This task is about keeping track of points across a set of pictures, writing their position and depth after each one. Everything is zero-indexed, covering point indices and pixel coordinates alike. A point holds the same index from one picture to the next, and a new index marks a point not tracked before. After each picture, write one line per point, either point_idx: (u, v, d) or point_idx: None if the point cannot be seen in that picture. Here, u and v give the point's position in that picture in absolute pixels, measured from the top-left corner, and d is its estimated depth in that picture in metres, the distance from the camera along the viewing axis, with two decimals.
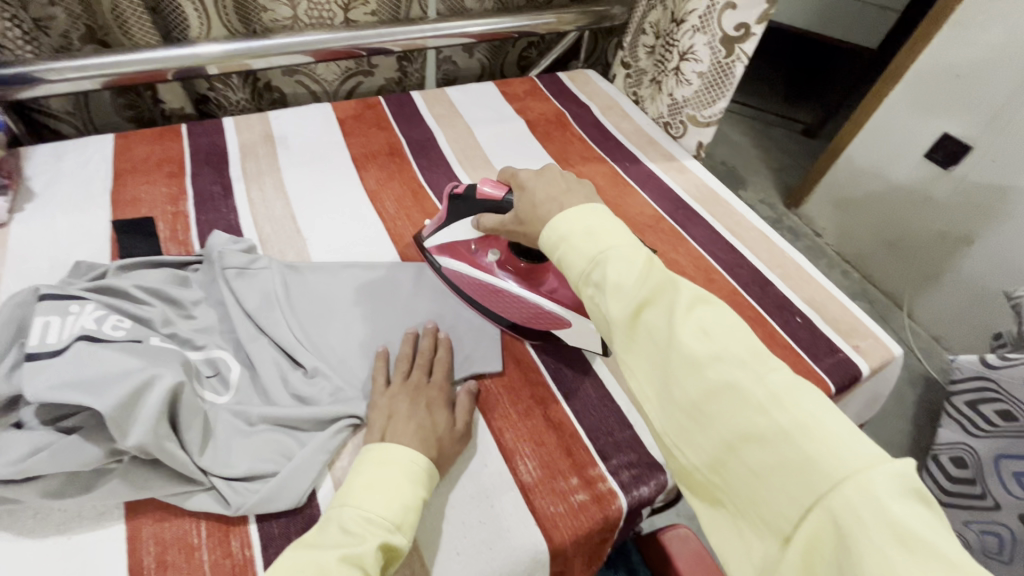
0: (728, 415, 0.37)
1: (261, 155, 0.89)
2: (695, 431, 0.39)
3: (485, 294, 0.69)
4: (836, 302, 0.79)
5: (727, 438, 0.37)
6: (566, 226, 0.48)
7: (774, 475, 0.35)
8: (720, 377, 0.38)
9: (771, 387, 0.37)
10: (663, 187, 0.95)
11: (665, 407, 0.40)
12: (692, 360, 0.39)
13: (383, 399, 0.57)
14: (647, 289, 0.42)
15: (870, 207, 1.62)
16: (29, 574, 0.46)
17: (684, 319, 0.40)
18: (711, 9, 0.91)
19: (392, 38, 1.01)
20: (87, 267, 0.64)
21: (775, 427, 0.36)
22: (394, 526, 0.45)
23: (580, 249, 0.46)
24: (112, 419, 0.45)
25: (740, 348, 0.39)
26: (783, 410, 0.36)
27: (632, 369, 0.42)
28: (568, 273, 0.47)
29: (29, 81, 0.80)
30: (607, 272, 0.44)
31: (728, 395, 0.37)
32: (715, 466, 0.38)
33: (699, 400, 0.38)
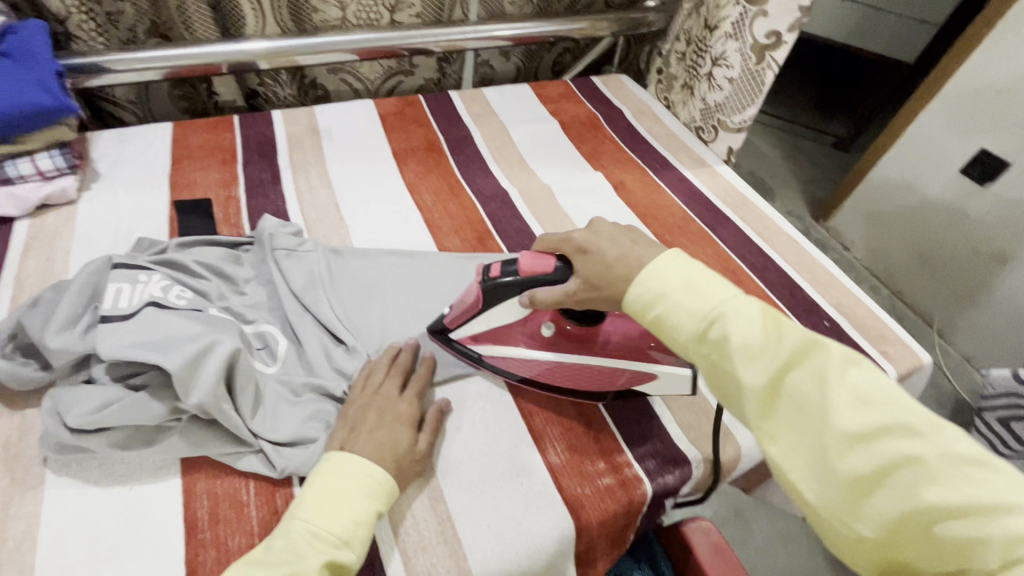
0: (909, 489, 0.36)
1: (307, 146, 0.93)
2: (870, 508, 0.37)
3: (546, 374, 0.62)
4: (865, 309, 0.80)
5: (912, 516, 0.36)
6: (664, 280, 0.48)
7: (973, 552, 0.35)
8: (894, 450, 0.37)
9: (951, 455, 0.36)
10: (693, 190, 0.96)
11: (825, 482, 0.39)
12: (853, 432, 0.38)
13: (351, 411, 0.55)
14: (783, 351, 0.42)
15: (902, 221, 1.60)
16: (95, 518, 0.50)
17: (838, 388, 0.40)
18: (744, 16, 0.93)
19: (434, 39, 1.05)
20: (149, 243, 0.69)
21: (970, 503, 0.35)
22: (341, 544, 0.45)
23: (689, 307, 0.46)
24: (178, 376, 0.49)
25: (906, 415, 0.38)
26: (968, 482, 0.36)
27: (783, 438, 0.41)
28: (677, 332, 0.46)
29: (98, 70, 0.85)
30: (729, 331, 0.43)
31: (904, 467, 0.37)
32: (893, 541, 0.37)
33: (869, 476, 0.37)
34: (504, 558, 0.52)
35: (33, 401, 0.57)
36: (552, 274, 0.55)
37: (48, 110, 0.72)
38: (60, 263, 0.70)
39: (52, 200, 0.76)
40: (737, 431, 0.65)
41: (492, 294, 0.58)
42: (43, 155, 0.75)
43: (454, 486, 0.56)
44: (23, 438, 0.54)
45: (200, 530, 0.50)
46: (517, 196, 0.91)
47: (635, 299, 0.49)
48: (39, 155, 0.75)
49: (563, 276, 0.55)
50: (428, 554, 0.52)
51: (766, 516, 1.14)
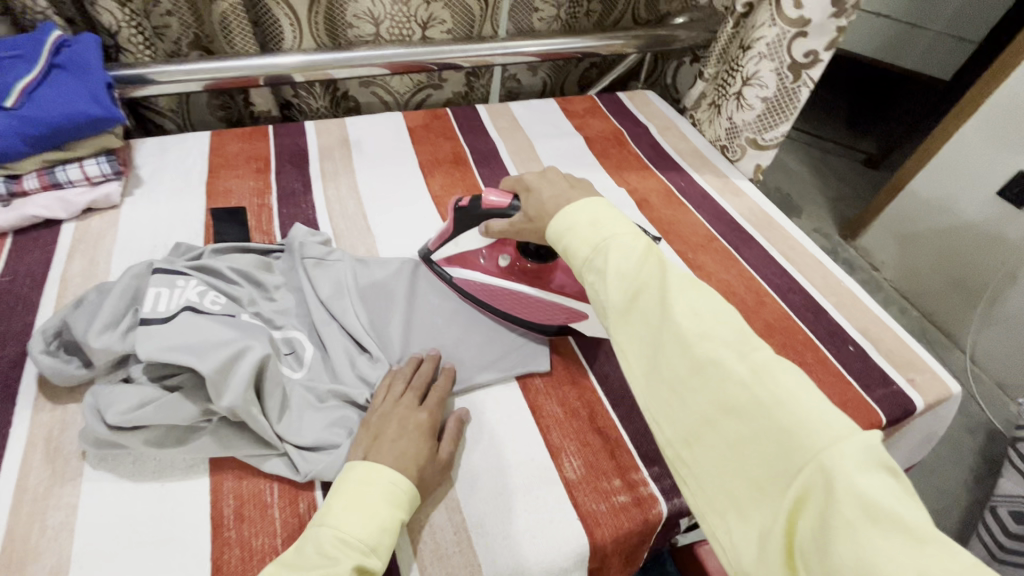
0: (713, 390, 0.42)
1: (338, 157, 0.96)
2: (681, 401, 0.44)
3: (499, 298, 0.72)
4: (892, 334, 0.79)
5: (709, 410, 0.42)
6: (572, 218, 0.54)
7: (752, 444, 0.40)
8: (707, 354, 0.43)
9: (752, 363, 0.42)
10: (717, 208, 0.96)
11: (652, 381, 0.45)
12: (681, 339, 0.44)
13: (374, 417, 0.57)
14: (645, 276, 0.48)
15: (934, 243, 1.57)
16: (127, 512, 0.52)
17: (676, 302, 0.45)
18: (781, 37, 0.93)
19: (464, 54, 1.07)
20: (186, 248, 0.72)
21: (755, 399, 0.40)
22: (369, 549, 0.46)
23: (585, 236, 0.52)
24: (211, 379, 0.51)
25: (725, 329, 0.44)
26: (758, 383, 0.41)
27: (626, 346, 0.48)
28: (573, 261, 0.53)
29: (143, 82, 0.89)
30: (608, 258, 0.49)
31: (713, 370, 0.42)
32: (698, 433, 0.43)
33: (684, 376, 0.44)
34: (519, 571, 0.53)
35: (74, 396, 0.60)
36: (506, 209, 0.64)
37: (97, 119, 0.76)
38: (102, 265, 0.73)
39: (97, 204, 0.80)
40: None
41: (462, 220, 0.69)
42: (91, 162, 0.79)
43: (471, 497, 0.57)
44: (64, 432, 0.57)
45: (226, 528, 0.52)
46: None
47: (552, 232, 0.55)
48: (87, 162, 0.79)
49: (512, 209, 0.64)
50: (444, 561, 0.53)
51: None
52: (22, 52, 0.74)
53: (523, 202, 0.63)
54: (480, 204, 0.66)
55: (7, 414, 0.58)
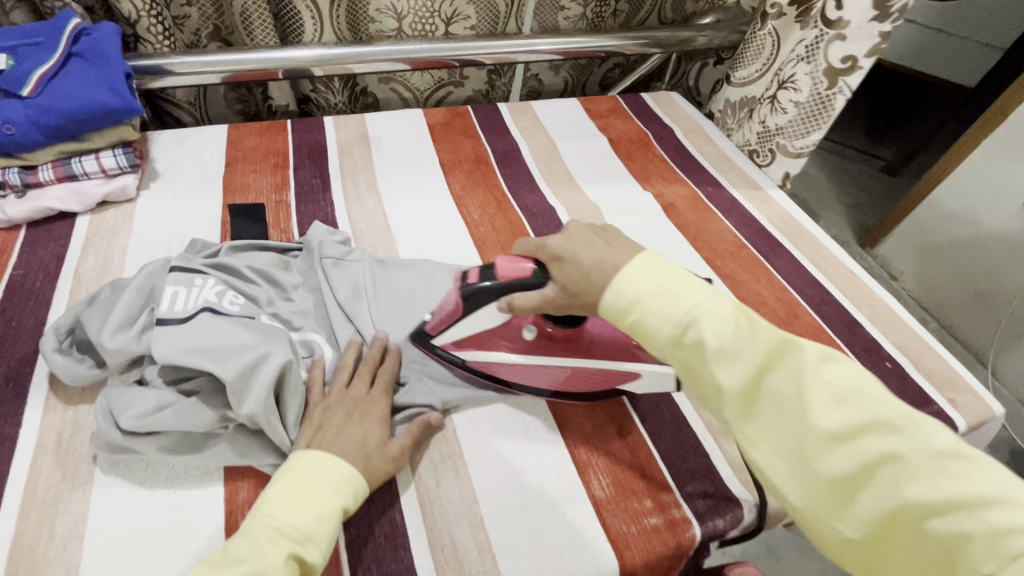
0: (890, 486, 0.38)
1: (357, 154, 0.93)
2: (852, 503, 0.39)
3: (533, 377, 0.63)
4: (931, 352, 0.76)
5: (890, 509, 0.38)
6: (635, 287, 0.46)
7: (953, 543, 0.36)
8: (875, 448, 0.38)
9: (933, 450, 0.37)
10: (746, 215, 0.93)
11: (810, 484, 0.40)
12: (831, 433, 0.39)
13: (317, 409, 0.54)
14: (758, 355, 0.42)
15: (959, 254, 1.53)
16: (137, 521, 0.50)
17: (813, 385, 0.40)
18: (819, 40, 0.90)
19: (487, 51, 1.04)
20: (202, 245, 0.70)
21: (950, 497, 0.36)
22: (306, 539, 0.44)
23: (662, 313, 0.45)
24: (231, 385, 0.50)
25: (886, 411, 0.39)
26: (946, 477, 0.37)
27: (761, 437, 0.42)
28: (653, 339, 0.46)
29: (161, 73, 0.87)
30: (705, 332, 0.43)
31: (886, 464, 0.38)
32: (877, 535, 0.39)
33: (851, 475, 0.39)
34: None
35: (86, 397, 0.58)
36: (532, 280, 0.55)
37: (114, 110, 0.74)
38: (117, 260, 0.71)
39: (112, 197, 0.78)
40: None
41: (474, 298, 0.58)
42: (107, 153, 0.77)
43: (495, 515, 0.54)
44: (75, 434, 0.55)
45: None
46: (564, 213, 0.89)
47: (609, 305, 0.48)
48: (104, 154, 0.77)
49: (541, 282, 0.54)
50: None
51: (801, 559, 1.08)
52: (41, 39, 0.72)
53: (554, 273, 0.53)
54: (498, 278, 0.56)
55: (17, 413, 0.56)
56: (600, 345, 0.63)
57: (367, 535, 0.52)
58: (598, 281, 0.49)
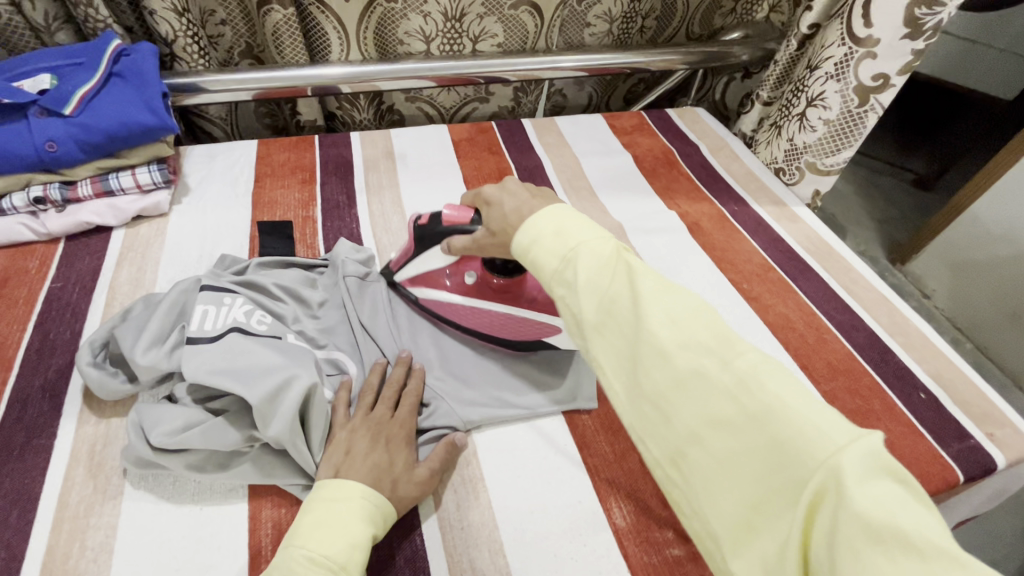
0: (697, 401, 0.38)
1: (382, 169, 0.95)
2: (664, 418, 0.39)
3: (466, 317, 0.69)
4: (968, 382, 0.73)
5: (695, 425, 0.38)
6: (536, 230, 0.49)
7: (745, 458, 0.35)
8: (688, 365, 0.38)
9: (738, 369, 0.37)
10: (773, 235, 0.91)
11: (635, 399, 0.41)
12: (657, 349, 0.39)
13: (342, 434, 0.55)
14: (614, 284, 0.43)
15: (996, 274, 1.48)
16: (165, 536, 0.51)
17: (650, 308, 0.41)
18: (850, 56, 0.88)
19: (511, 68, 1.05)
20: (231, 261, 0.71)
21: (743, 414, 0.36)
22: (341, 567, 0.44)
23: (551, 249, 0.47)
24: (258, 409, 0.52)
25: (706, 334, 0.39)
26: (748, 396, 0.36)
27: (606, 362, 0.43)
28: (540, 274, 0.48)
29: (195, 90, 0.90)
30: (578, 269, 0.45)
31: (695, 382, 0.38)
32: (682, 451, 0.38)
33: (667, 391, 0.39)
34: None
35: (118, 410, 0.59)
36: (467, 225, 0.61)
37: (150, 128, 0.76)
38: (149, 275, 0.73)
39: (146, 212, 0.80)
40: None
41: (423, 239, 0.66)
42: (143, 169, 0.79)
43: (515, 541, 0.54)
44: (107, 448, 0.57)
45: (264, 559, 0.51)
46: None
47: (516, 245, 0.50)
48: (139, 170, 0.79)
49: (473, 227, 0.60)
50: None
51: None
52: (84, 60, 0.76)
53: (484, 216, 0.58)
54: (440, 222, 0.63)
55: (52, 425, 0.57)
56: (538, 298, 0.67)
57: (390, 559, 0.52)
58: (515, 223, 0.52)
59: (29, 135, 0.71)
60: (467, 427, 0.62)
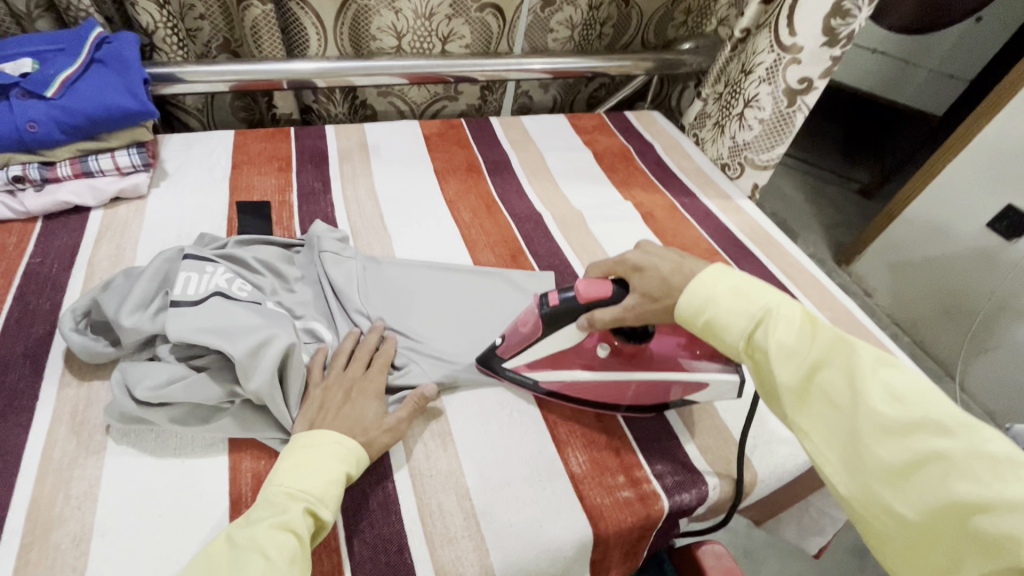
0: (937, 482, 0.40)
1: (356, 159, 0.99)
2: (896, 497, 0.42)
3: (586, 387, 0.65)
4: (885, 350, 0.82)
5: (937, 504, 0.40)
6: (711, 290, 0.52)
7: (995, 540, 0.37)
8: (924, 445, 0.41)
9: (982, 453, 0.40)
10: (719, 224, 1.00)
11: (858, 472, 0.44)
12: (884, 425, 0.43)
13: (314, 390, 0.59)
14: (819, 351, 0.47)
15: (927, 271, 1.62)
16: (147, 486, 0.54)
17: (868, 382, 0.44)
18: (778, 62, 0.98)
19: (479, 68, 1.12)
20: (211, 239, 0.75)
21: (995, 498, 0.38)
22: (318, 499, 0.49)
23: (735, 309, 0.51)
24: (241, 363, 0.55)
25: (941, 415, 0.42)
26: (996, 483, 0.38)
27: (821, 434, 0.46)
28: (724, 335, 0.51)
29: (172, 79, 0.93)
30: (771, 331, 0.49)
31: (934, 461, 0.41)
32: (919, 529, 0.41)
33: (900, 467, 0.42)
34: (525, 558, 0.54)
35: (100, 374, 0.62)
36: (609, 298, 0.57)
37: (131, 113, 0.79)
38: (128, 252, 0.76)
39: (125, 194, 0.83)
40: (754, 457, 0.67)
41: (553, 319, 0.59)
42: (122, 153, 0.82)
43: (481, 486, 0.59)
44: (88, 407, 0.59)
45: (244, 504, 0.54)
46: (550, 219, 0.95)
47: (682, 309, 0.53)
48: (119, 153, 0.82)
49: (619, 298, 0.56)
50: (456, 544, 0.54)
51: (774, 553, 1.12)
52: (65, 46, 0.78)
53: (635, 282, 0.56)
54: (579, 299, 0.58)
55: (34, 388, 0.60)
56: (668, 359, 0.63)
57: (362, 503, 0.56)
58: (677, 284, 0.54)
59: (10, 116, 0.73)
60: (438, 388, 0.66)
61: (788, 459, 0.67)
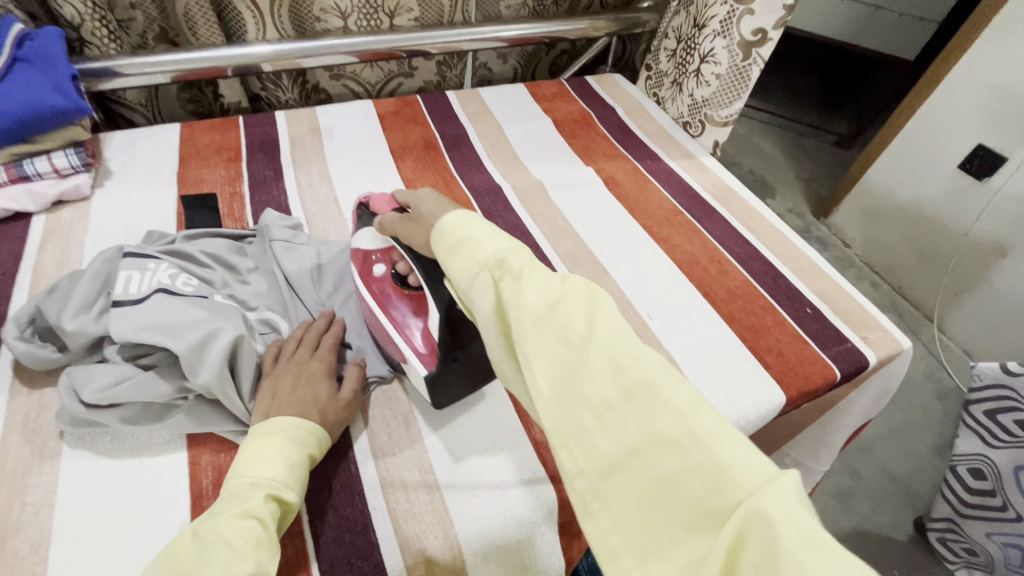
0: (642, 416, 0.36)
1: (309, 144, 0.97)
2: (598, 430, 0.37)
3: (365, 309, 0.66)
4: (847, 296, 0.82)
5: (635, 438, 0.36)
6: (472, 226, 0.47)
7: (676, 473, 0.34)
8: (636, 378, 0.37)
9: (685, 394, 0.37)
10: (681, 183, 0.99)
11: (571, 405, 0.38)
12: (605, 361, 0.38)
13: (268, 380, 0.58)
14: (564, 290, 0.42)
15: (899, 218, 1.62)
16: (105, 487, 0.54)
17: (601, 325, 0.40)
18: (731, 14, 0.96)
19: (431, 41, 1.08)
20: (158, 235, 0.73)
21: (685, 429, 0.35)
22: (282, 483, 0.49)
23: (488, 241, 0.45)
24: (185, 358, 0.54)
25: (653, 358, 0.39)
26: (694, 415, 0.36)
27: (550, 369, 0.40)
28: (470, 262, 0.45)
29: (107, 74, 0.89)
30: (521, 264, 0.43)
31: (644, 396, 0.37)
32: (607, 463, 0.36)
33: (611, 399, 0.37)
34: (490, 527, 0.55)
35: (51, 379, 0.61)
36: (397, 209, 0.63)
37: (64, 111, 0.76)
38: (74, 255, 0.74)
39: (67, 196, 0.80)
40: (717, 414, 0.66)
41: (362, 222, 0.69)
42: (59, 153, 0.80)
43: (444, 463, 0.59)
44: (41, 414, 0.58)
45: (206, 498, 0.54)
46: (509, 190, 0.94)
47: (442, 231, 0.48)
48: (56, 154, 0.80)
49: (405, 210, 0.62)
50: (423, 522, 0.54)
51: None
52: None
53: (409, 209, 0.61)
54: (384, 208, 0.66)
55: None
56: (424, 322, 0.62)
57: (328, 486, 0.56)
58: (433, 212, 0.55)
59: None
60: (395, 372, 0.66)
61: (753, 411, 0.67)
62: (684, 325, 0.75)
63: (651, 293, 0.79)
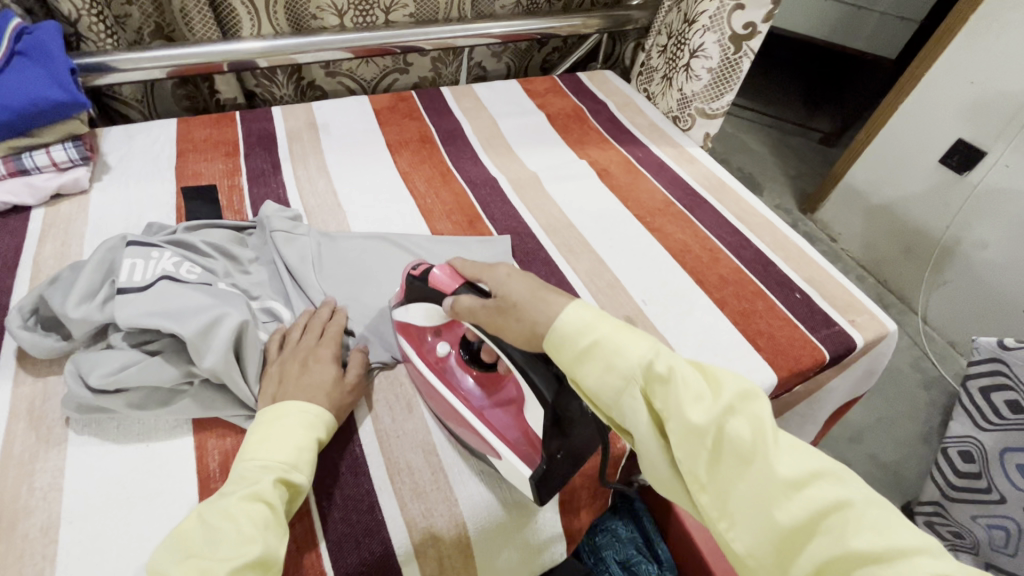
0: (835, 535, 0.36)
1: (306, 139, 0.98)
2: (792, 552, 0.37)
3: (433, 394, 0.61)
4: (834, 282, 0.85)
5: (833, 560, 0.35)
6: (599, 328, 0.44)
7: None
8: (822, 495, 0.37)
9: (871, 502, 0.37)
10: (673, 175, 1.01)
11: (760, 529, 0.38)
12: (785, 479, 0.38)
13: (274, 366, 0.59)
14: (720, 397, 0.41)
15: (883, 212, 1.66)
16: (113, 472, 0.55)
17: (771, 435, 0.40)
18: (721, 9, 0.99)
19: (426, 37, 1.10)
20: (158, 227, 0.74)
21: (890, 546, 0.35)
22: (291, 466, 0.50)
23: (627, 345, 0.43)
24: (192, 343, 0.55)
25: (828, 466, 0.39)
26: (891, 531, 0.35)
27: (726, 489, 0.40)
28: (611, 373, 0.43)
29: (103, 69, 0.89)
30: (672, 372, 0.42)
31: (834, 513, 0.37)
32: None
33: (799, 522, 0.37)
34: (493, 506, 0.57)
35: (54, 368, 0.61)
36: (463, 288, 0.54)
37: (62, 104, 0.77)
38: (74, 247, 0.74)
39: (65, 190, 0.81)
40: None
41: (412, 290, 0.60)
42: (58, 147, 0.80)
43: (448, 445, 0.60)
44: (45, 401, 0.59)
45: (213, 481, 0.55)
46: (505, 183, 0.95)
47: (565, 333, 0.45)
48: (54, 148, 0.80)
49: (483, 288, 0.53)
50: (429, 503, 0.56)
51: None
52: None
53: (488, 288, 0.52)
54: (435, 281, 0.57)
55: None
56: (508, 406, 0.58)
57: (336, 471, 0.57)
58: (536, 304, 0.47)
59: None
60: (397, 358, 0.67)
61: None
62: (678, 311, 0.77)
63: (646, 281, 0.81)
